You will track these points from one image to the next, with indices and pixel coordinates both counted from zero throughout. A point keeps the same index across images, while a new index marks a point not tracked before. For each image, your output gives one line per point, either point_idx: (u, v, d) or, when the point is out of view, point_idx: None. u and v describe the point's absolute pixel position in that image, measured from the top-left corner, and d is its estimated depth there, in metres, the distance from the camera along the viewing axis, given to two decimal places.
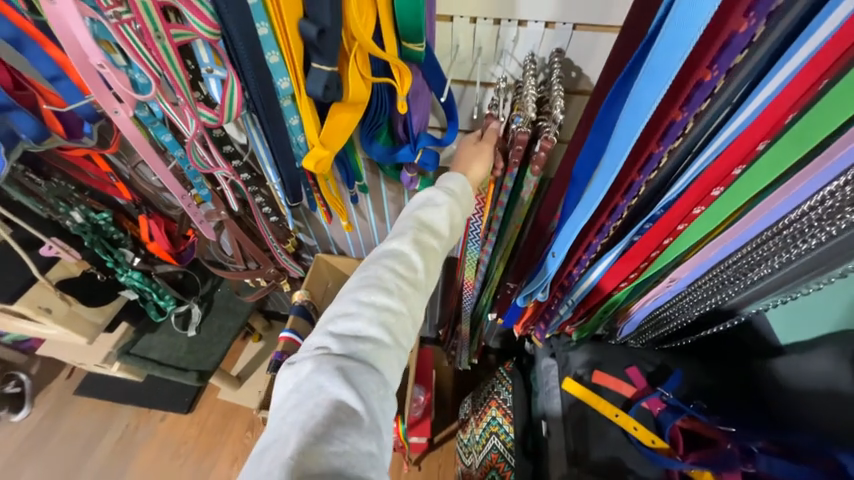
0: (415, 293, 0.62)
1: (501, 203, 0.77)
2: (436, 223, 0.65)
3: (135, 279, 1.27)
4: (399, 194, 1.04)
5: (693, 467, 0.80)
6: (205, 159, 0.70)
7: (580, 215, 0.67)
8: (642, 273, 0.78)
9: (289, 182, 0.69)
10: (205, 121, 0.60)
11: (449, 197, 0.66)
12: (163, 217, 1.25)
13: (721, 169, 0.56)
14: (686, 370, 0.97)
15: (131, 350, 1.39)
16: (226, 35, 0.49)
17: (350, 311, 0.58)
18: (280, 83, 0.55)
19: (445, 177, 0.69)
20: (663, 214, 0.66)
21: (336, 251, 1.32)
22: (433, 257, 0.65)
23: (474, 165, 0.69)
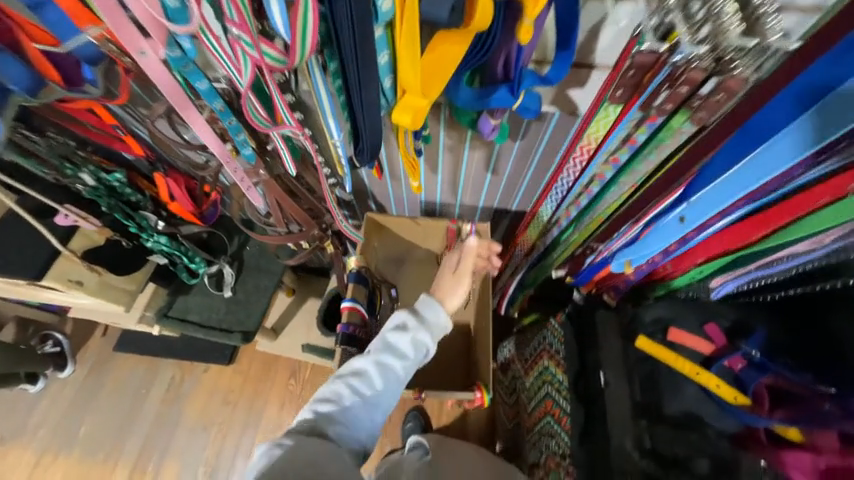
0: (370, 410, 0.72)
1: (617, 161, 0.71)
2: (401, 344, 0.76)
3: (163, 243, 1.17)
4: (458, 142, 0.89)
5: (781, 423, 0.79)
6: (260, 112, 0.62)
7: (745, 176, 0.61)
8: (748, 247, 0.69)
9: (369, 133, 0.57)
10: (269, 63, 0.50)
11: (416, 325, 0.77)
12: (180, 173, 1.13)
13: None
14: (768, 325, 0.92)
15: (168, 312, 1.33)
16: None
17: (309, 415, 0.70)
18: (380, 5, 0.44)
19: (419, 302, 0.82)
20: (817, 183, 0.56)
21: (375, 206, 1.20)
22: (393, 378, 0.74)
23: (450, 297, 0.84)
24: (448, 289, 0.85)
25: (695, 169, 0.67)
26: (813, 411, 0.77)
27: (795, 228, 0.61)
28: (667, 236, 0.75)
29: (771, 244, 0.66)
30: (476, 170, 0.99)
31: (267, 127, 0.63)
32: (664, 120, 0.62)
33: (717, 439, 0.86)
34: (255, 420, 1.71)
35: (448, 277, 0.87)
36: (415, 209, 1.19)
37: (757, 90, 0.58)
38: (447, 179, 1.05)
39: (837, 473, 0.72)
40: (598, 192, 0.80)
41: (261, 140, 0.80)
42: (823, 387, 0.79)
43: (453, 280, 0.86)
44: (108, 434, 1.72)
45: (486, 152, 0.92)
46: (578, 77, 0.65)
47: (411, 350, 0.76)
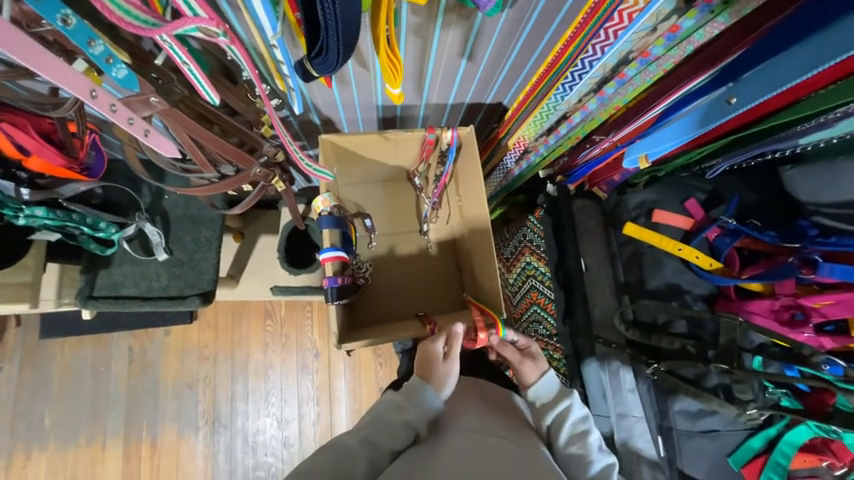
0: None
1: (676, 29, 0.55)
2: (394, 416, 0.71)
3: (43, 216, 0.89)
4: (429, 19, 0.66)
5: (749, 281, 0.88)
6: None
7: (817, 51, 0.48)
8: (767, 121, 0.65)
9: (342, 16, 0.39)
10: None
11: (406, 400, 0.71)
12: (17, 114, 0.78)
13: None
14: (740, 191, 0.96)
15: (94, 292, 1.06)
16: None
17: None
18: None
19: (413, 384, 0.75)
20: None
21: (322, 122, 0.96)
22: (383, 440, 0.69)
23: (438, 382, 0.74)
24: (436, 378, 0.74)
25: (766, 26, 0.51)
26: (778, 267, 0.86)
27: (823, 96, 0.57)
28: (698, 122, 0.62)
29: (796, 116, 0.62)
30: (448, 58, 0.78)
31: (155, 29, 0.39)
32: None
33: (693, 301, 0.95)
34: (241, 368, 1.66)
35: (436, 368, 0.75)
36: (372, 118, 0.97)
37: None
38: (412, 75, 0.82)
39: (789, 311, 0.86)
40: (623, 78, 0.65)
41: (146, 61, 0.57)
42: (787, 243, 0.88)
43: (445, 368, 0.75)
44: (79, 417, 1.58)
45: (463, 32, 0.70)
46: None
47: (403, 431, 0.69)
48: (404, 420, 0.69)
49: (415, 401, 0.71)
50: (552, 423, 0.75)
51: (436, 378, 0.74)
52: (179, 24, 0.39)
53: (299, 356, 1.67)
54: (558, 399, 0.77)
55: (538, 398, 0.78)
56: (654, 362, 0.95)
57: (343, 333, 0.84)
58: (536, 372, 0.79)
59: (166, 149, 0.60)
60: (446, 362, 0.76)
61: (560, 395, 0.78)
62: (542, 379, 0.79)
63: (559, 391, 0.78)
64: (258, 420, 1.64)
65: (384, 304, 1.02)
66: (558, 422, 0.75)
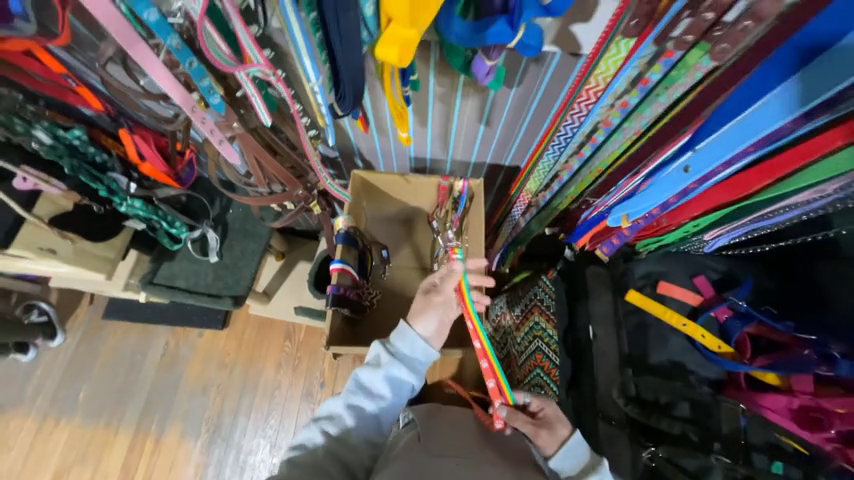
0: (372, 406, 0.78)
1: (627, 104, 0.66)
2: (389, 375, 0.79)
3: (138, 208, 1.12)
4: (451, 90, 0.82)
5: (761, 370, 0.82)
6: (223, 50, 0.54)
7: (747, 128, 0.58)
8: (744, 201, 0.69)
9: (351, 83, 0.52)
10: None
11: (390, 355, 0.81)
12: (147, 131, 1.05)
13: None
14: (755, 276, 0.94)
15: (154, 279, 1.27)
16: None
17: (321, 431, 0.76)
18: None
19: (399, 335, 0.82)
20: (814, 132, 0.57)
21: (363, 165, 1.14)
22: (383, 392, 0.79)
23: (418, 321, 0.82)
24: (416, 314, 0.83)
25: (705, 112, 0.62)
26: (794, 359, 0.80)
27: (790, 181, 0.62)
28: (671, 190, 0.71)
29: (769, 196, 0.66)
30: (469, 123, 0.93)
31: (234, 69, 0.55)
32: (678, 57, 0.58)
33: (699, 384, 0.89)
34: (252, 382, 1.73)
35: (422, 303, 0.84)
36: (405, 167, 1.14)
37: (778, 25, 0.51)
38: (438, 134, 0.99)
39: (808, 412, 0.78)
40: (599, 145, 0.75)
41: (234, 89, 0.74)
42: (801, 334, 0.84)
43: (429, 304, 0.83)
44: (107, 398, 1.74)
45: (479, 102, 0.86)
46: (587, 10, 0.56)
47: (387, 386, 0.79)
48: (387, 373, 0.79)
49: (397, 357, 0.81)
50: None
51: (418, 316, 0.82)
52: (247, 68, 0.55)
53: (306, 382, 1.72)
54: (585, 472, 0.74)
55: (562, 471, 0.74)
56: (653, 446, 0.88)
57: (333, 341, 0.92)
58: (555, 441, 0.76)
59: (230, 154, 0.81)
60: (429, 301, 0.83)
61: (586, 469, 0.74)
62: (564, 447, 0.75)
63: (584, 460, 0.75)
64: (254, 439, 1.67)
65: (384, 331, 1.09)
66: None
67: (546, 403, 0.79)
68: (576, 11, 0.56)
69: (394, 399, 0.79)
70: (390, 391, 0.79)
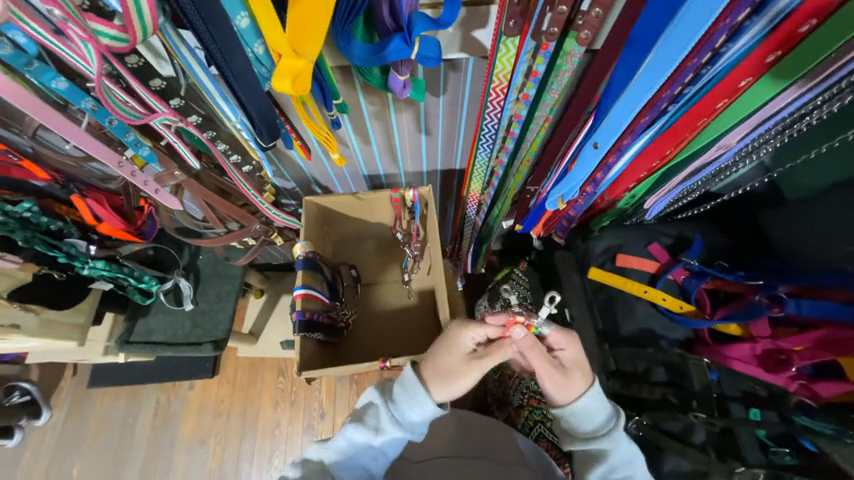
0: (363, 462, 0.71)
1: (526, 97, 0.61)
2: (385, 431, 0.71)
3: (101, 268, 1.11)
4: (383, 107, 0.85)
5: (721, 323, 0.85)
6: (130, 106, 0.57)
7: (631, 99, 0.56)
8: (668, 160, 0.72)
9: (260, 117, 0.56)
10: (109, 45, 0.43)
11: (392, 417, 0.71)
12: (100, 193, 1.05)
13: (785, 28, 0.47)
14: (705, 235, 0.97)
15: (131, 338, 1.26)
16: None
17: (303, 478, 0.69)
18: (238, 22, 0.45)
19: (410, 397, 0.70)
20: (708, 90, 0.57)
21: (321, 191, 1.16)
22: (377, 449, 0.71)
23: (445, 388, 0.69)
24: (451, 376, 0.69)
25: (599, 92, 0.60)
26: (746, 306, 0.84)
27: (701, 135, 0.65)
28: (589, 167, 0.70)
29: (687, 152, 0.70)
30: (410, 135, 0.96)
31: (142, 120, 0.58)
32: (555, 44, 0.53)
33: (670, 347, 0.91)
34: (251, 425, 1.69)
35: (458, 362, 0.69)
36: (362, 186, 1.16)
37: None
38: (384, 150, 1.01)
39: (772, 355, 0.81)
40: (516, 140, 0.73)
41: (156, 136, 0.73)
42: (751, 282, 0.87)
43: (472, 372, 0.67)
44: (103, 469, 1.68)
45: (414, 114, 0.89)
46: (478, 17, 0.61)
47: (386, 447, 0.72)
48: (388, 436, 0.71)
49: (401, 421, 0.71)
50: (579, 449, 0.70)
51: (449, 385, 0.69)
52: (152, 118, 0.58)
53: (306, 415, 1.68)
54: (594, 436, 0.68)
55: (575, 425, 0.69)
56: (637, 415, 0.88)
57: (307, 362, 0.95)
58: (574, 392, 0.67)
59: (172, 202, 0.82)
60: (466, 371, 0.68)
61: (594, 433, 0.68)
62: (583, 400, 0.67)
63: (598, 424, 0.68)
64: None
65: (367, 349, 1.12)
66: (589, 456, 0.69)
67: (568, 343, 0.67)
68: (466, 19, 0.61)
69: (387, 453, 0.72)
70: (390, 450, 0.72)
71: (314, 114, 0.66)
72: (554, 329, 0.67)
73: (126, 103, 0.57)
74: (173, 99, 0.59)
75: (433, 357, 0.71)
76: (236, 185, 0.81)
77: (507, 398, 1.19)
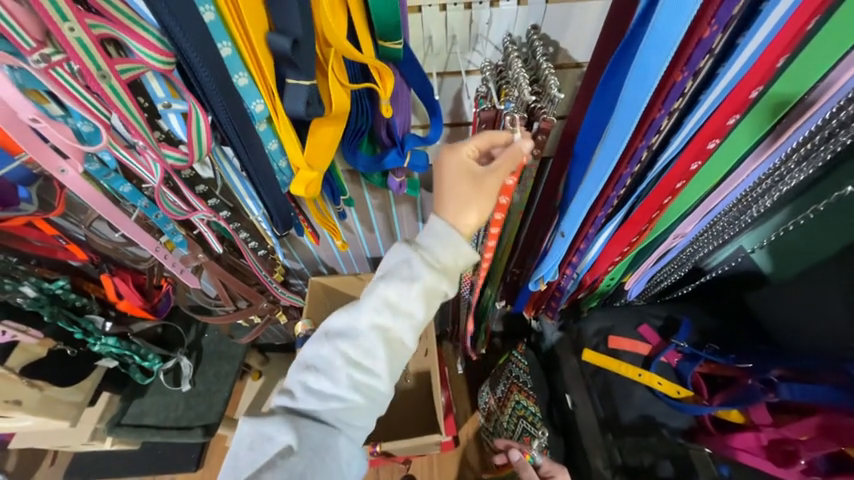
0: (402, 329, 0.58)
1: None
2: (417, 291, 0.55)
3: (111, 344, 1.16)
4: (385, 201, 0.98)
5: (720, 409, 0.83)
6: (177, 204, 0.70)
7: (584, 196, 0.66)
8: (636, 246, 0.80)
9: (277, 212, 0.67)
10: (172, 163, 0.58)
11: (425, 264, 0.55)
12: (128, 271, 1.15)
13: (698, 146, 0.59)
14: (694, 317, 0.99)
15: (122, 420, 1.25)
16: (216, 118, 0.53)
17: (338, 360, 0.58)
18: (269, 146, 0.60)
19: (432, 235, 0.55)
20: (652, 190, 0.68)
21: (327, 271, 1.25)
22: (414, 315, 0.57)
23: (470, 210, 0.55)
24: (463, 199, 0.55)
25: (560, 188, 0.71)
26: (742, 391, 0.83)
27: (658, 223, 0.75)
28: (560, 254, 0.77)
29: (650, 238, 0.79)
30: (409, 223, 1.08)
31: (184, 215, 0.71)
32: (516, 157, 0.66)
33: (673, 437, 0.87)
34: None
35: (469, 183, 0.55)
36: (365, 268, 1.25)
37: (573, 119, 0.62)
38: (386, 235, 1.12)
39: (780, 446, 0.77)
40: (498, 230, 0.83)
41: (190, 227, 0.85)
42: (742, 365, 0.88)
43: (489, 179, 0.55)
44: None
45: (412, 205, 1.01)
46: (461, 134, 0.77)
47: (419, 303, 0.56)
48: (423, 285, 0.55)
49: (435, 268, 0.55)
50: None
51: (470, 204, 0.55)
52: (191, 213, 0.70)
53: None
54: None
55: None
56: None
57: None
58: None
59: (191, 280, 0.92)
60: (481, 185, 0.54)
61: None
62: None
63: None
64: None
65: None
66: None
67: (557, 472, 0.91)
68: (451, 136, 0.76)
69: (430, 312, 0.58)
70: (428, 306, 0.57)
71: (323, 207, 0.79)
72: (546, 460, 0.94)
73: (175, 203, 0.69)
74: (211, 199, 0.71)
75: (436, 183, 0.56)
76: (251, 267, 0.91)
77: None
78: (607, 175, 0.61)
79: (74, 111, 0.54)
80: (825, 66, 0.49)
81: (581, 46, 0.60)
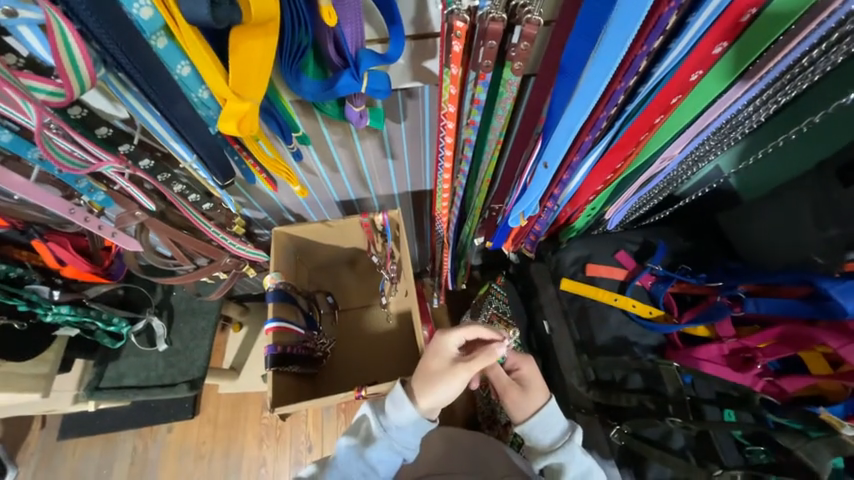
0: (392, 445, 0.76)
1: (473, 123, 0.63)
2: (398, 415, 0.75)
3: (66, 314, 1.06)
4: (347, 135, 0.86)
5: (689, 326, 0.87)
6: (79, 157, 0.58)
7: (570, 120, 0.58)
8: (620, 172, 0.76)
9: (212, 160, 0.58)
10: (45, 98, 0.46)
11: (387, 426, 0.76)
12: (63, 235, 1.02)
13: (703, 51, 0.51)
14: (670, 239, 1.00)
15: (101, 384, 1.22)
16: (87, 28, 0.40)
17: (348, 449, 0.76)
18: (179, 70, 0.47)
19: (397, 406, 0.75)
20: (645, 109, 0.61)
21: (294, 219, 1.16)
22: (403, 412, 0.74)
23: (435, 392, 0.73)
24: (432, 382, 0.73)
25: (544, 111, 0.63)
26: (710, 307, 0.87)
27: (647, 147, 0.69)
28: (542, 186, 0.72)
29: (636, 163, 0.74)
30: (377, 161, 0.96)
31: (91, 169, 0.59)
32: (492, 74, 0.56)
33: (643, 353, 0.92)
34: (235, 466, 1.59)
35: (444, 347, 0.74)
36: (335, 213, 1.16)
37: (561, 23, 0.52)
38: (352, 176, 1.01)
39: (739, 354, 0.83)
40: (476, 162, 0.75)
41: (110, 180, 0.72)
42: (712, 283, 0.91)
43: (442, 375, 0.72)
44: None
45: (378, 140, 0.89)
46: (428, 49, 0.64)
47: (405, 433, 0.75)
48: (411, 413, 0.74)
49: (395, 428, 0.75)
50: (545, 464, 0.79)
51: (436, 386, 0.73)
52: (97, 166, 0.59)
53: (293, 451, 1.59)
54: (553, 450, 0.77)
55: (534, 437, 0.78)
56: (618, 424, 0.88)
57: (284, 398, 0.93)
58: (529, 410, 0.79)
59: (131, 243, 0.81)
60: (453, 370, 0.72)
61: (552, 447, 0.78)
62: (536, 418, 0.77)
63: (555, 437, 0.78)
64: None
65: (346, 375, 1.13)
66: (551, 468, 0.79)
67: (523, 364, 0.81)
68: (415, 53, 0.64)
69: (428, 401, 0.74)
70: (414, 425, 0.75)
71: (271, 149, 0.67)
72: (512, 353, 0.83)
73: (72, 153, 0.57)
74: (121, 145, 0.62)
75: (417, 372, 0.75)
76: (197, 224, 0.81)
77: (495, 417, 1.22)
78: (599, 92, 0.52)
79: None
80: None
81: None
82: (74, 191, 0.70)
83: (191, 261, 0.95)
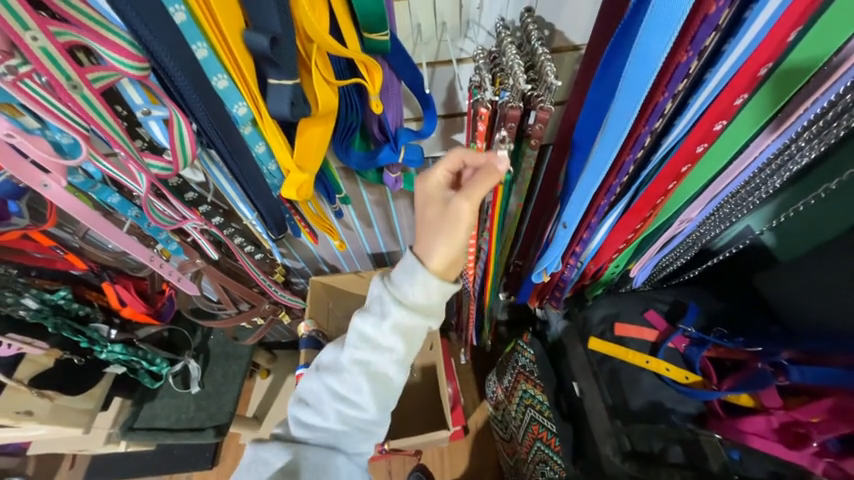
0: (410, 325, 0.61)
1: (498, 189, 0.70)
2: (407, 285, 0.60)
3: (118, 352, 1.16)
4: (382, 196, 0.96)
5: (731, 393, 0.82)
6: (167, 214, 0.70)
7: (585, 183, 0.63)
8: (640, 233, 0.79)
9: (269, 214, 0.68)
10: (157, 172, 0.58)
11: (396, 298, 0.61)
12: (129, 278, 1.14)
13: (704, 127, 0.57)
14: (702, 301, 0.98)
15: (135, 424, 1.26)
16: (200, 125, 0.53)
17: (356, 339, 0.65)
18: (257, 149, 0.58)
19: (407, 269, 0.60)
20: (656, 175, 0.65)
21: (328, 269, 1.24)
22: (414, 282, 0.59)
23: (437, 241, 0.58)
24: (434, 228, 0.58)
25: (561, 174, 0.69)
26: (752, 374, 0.82)
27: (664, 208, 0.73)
28: (563, 245, 0.75)
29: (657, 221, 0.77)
30: (407, 217, 1.04)
31: (175, 224, 0.71)
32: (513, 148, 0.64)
33: (682, 422, 0.87)
34: None
35: (435, 184, 0.61)
36: (366, 265, 1.24)
37: (571, 104, 0.60)
38: (384, 230, 1.10)
39: (790, 428, 0.76)
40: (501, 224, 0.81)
41: (185, 233, 0.84)
42: (751, 348, 0.88)
43: (440, 221, 0.58)
44: None
45: (411, 200, 0.98)
46: (457, 125, 0.74)
47: (422, 308, 0.61)
48: (425, 279, 0.59)
49: (405, 303, 0.60)
50: None
51: (437, 233, 0.58)
52: (182, 222, 0.71)
53: None
54: None
55: None
56: None
57: None
58: None
59: (190, 286, 0.91)
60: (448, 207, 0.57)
61: None
62: None
63: None
64: None
65: None
66: None
67: None
68: (446, 129, 0.74)
69: (438, 263, 0.59)
70: (432, 292, 0.59)
71: (318, 208, 0.76)
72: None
73: (165, 212, 0.70)
74: (201, 205, 0.74)
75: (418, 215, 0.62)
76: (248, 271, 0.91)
77: None
78: (609, 162, 0.58)
79: (53, 124, 0.52)
80: (838, 40, 0.46)
81: (579, 27, 0.57)
82: (152, 239, 0.82)
83: (234, 305, 1.03)
